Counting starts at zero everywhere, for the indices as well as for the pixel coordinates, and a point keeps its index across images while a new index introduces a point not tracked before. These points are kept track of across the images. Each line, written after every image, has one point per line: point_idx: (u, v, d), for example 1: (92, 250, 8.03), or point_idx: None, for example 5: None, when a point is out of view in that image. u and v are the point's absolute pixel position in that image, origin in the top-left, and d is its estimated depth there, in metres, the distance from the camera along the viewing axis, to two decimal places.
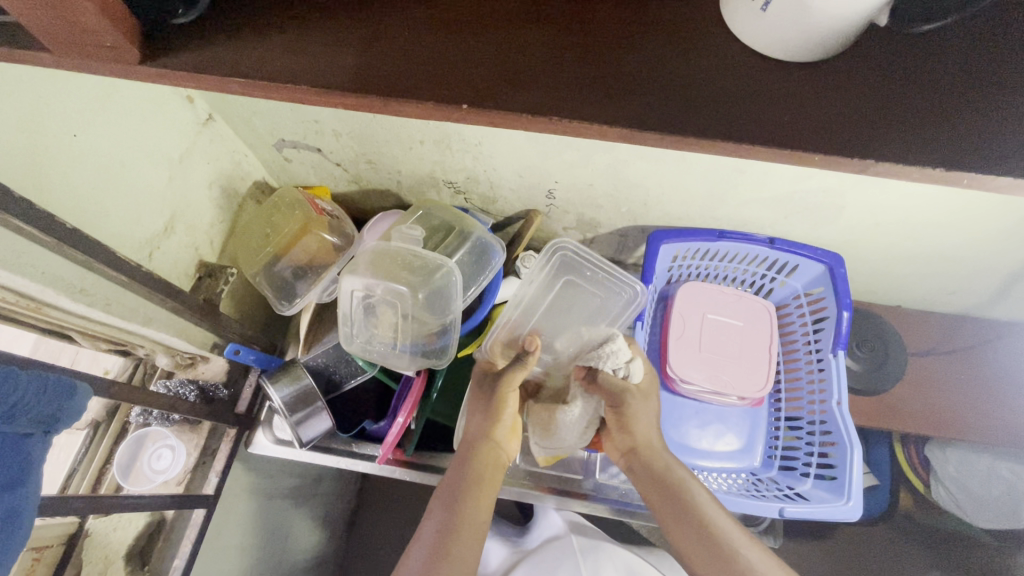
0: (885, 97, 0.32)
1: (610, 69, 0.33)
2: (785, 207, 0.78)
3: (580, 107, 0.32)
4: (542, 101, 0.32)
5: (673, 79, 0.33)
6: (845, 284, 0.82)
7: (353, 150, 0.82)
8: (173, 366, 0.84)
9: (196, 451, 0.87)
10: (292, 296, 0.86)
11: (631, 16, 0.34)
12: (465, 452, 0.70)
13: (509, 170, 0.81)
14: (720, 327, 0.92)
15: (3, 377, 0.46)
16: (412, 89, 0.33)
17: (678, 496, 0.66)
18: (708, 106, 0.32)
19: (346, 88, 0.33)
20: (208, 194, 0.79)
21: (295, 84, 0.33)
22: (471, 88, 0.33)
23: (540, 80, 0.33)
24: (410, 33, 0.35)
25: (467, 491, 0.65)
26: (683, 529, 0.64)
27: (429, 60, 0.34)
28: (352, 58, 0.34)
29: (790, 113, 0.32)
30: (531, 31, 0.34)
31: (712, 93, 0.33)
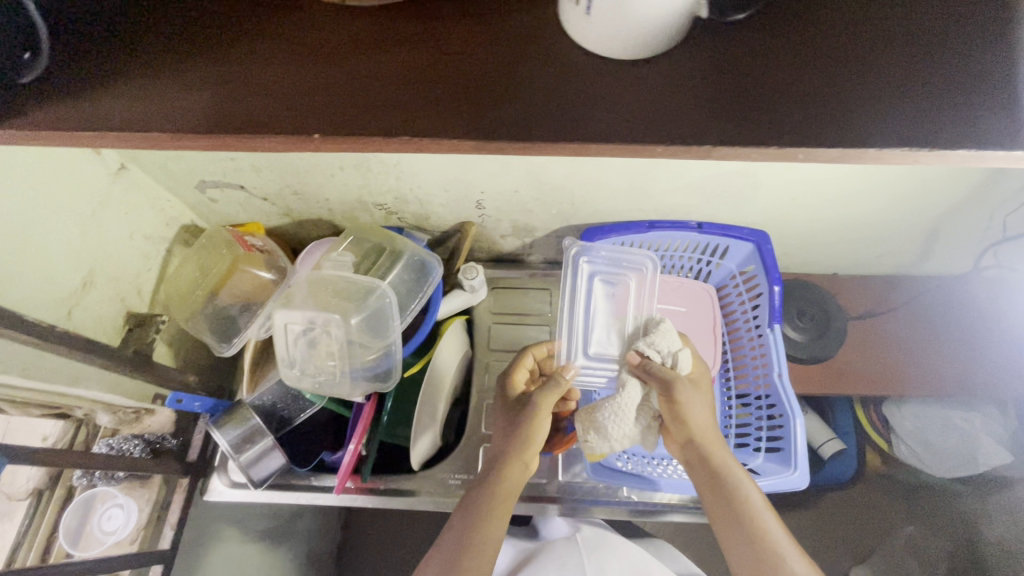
0: (713, 88, 0.35)
1: (460, 83, 0.34)
2: (704, 192, 0.81)
3: (416, 119, 0.33)
4: (388, 122, 0.33)
5: (515, 86, 0.34)
6: (772, 259, 0.84)
7: (275, 183, 0.82)
8: (117, 423, 0.82)
9: (149, 505, 0.84)
10: (231, 336, 0.84)
11: (461, 29, 0.36)
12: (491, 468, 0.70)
13: (434, 185, 0.82)
14: (665, 316, 0.94)
15: None
16: (252, 123, 0.33)
17: (724, 482, 0.67)
18: (551, 101, 0.34)
19: (188, 129, 0.33)
20: (130, 245, 0.78)
21: (143, 129, 0.34)
22: (314, 112, 0.34)
23: (376, 100, 0.34)
24: (243, 65, 0.35)
25: (488, 510, 0.66)
26: (716, 511, 0.67)
27: (263, 90, 0.34)
28: (202, 94, 0.35)
29: (620, 106, 0.34)
30: (369, 58, 0.35)
31: (551, 93, 0.34)
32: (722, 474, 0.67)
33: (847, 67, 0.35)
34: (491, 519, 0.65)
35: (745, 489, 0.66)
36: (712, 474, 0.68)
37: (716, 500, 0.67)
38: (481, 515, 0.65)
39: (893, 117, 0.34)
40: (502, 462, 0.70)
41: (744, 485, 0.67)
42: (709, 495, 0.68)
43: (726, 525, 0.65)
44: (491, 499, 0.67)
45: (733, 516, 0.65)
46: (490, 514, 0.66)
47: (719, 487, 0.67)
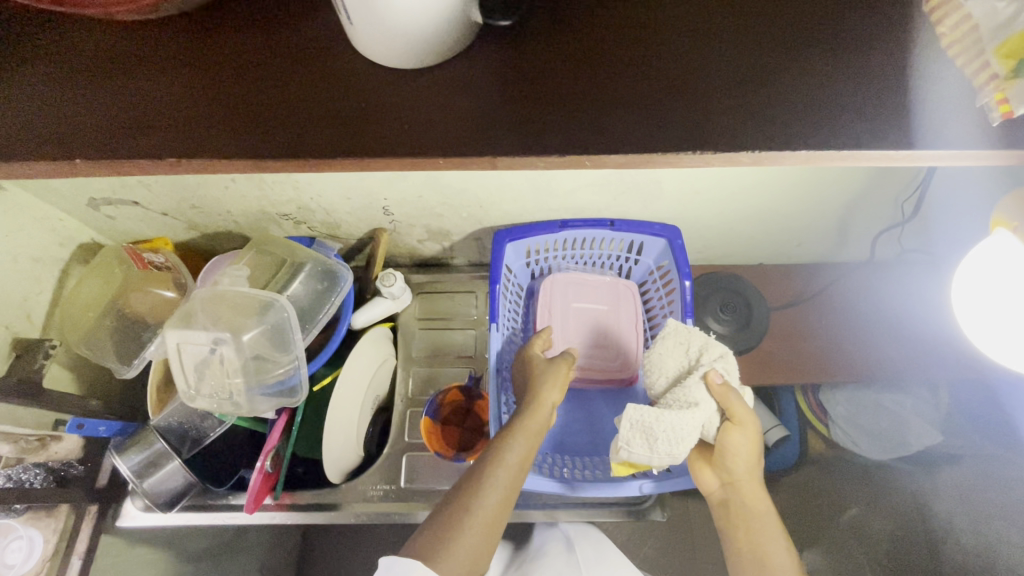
0: None
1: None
2: (608, 189, 0.80)
3: (186, 135, 0.47)
4: (169, 150, 0.46)
5: (252, 105, 0.47)
6: (682, 254, 0.84)
7: (169, 197, 0.80)
8: (18, 452, 0.79)
9: (56, 535, 0.81)
10: (133, 357, 0.81)
11: (212, 60, 0.49)
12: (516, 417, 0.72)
13: (335, 194, 0.80)
14: (586, 315, 0.94)
15: None
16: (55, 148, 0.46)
17: (746, 517, 0.70)
18: (289, 126, 0.47)
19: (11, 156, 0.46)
20: (14, 268, 0.75)
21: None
22: (105, 141, 0.47)
23: (158, 128, 0.47)
24: (57, 98, 0.48)
25: (511, 449, 0.67)
26: (737, 543, 0.70)
27: (73, 117, 0.47)
28: (16, 123, 0.47)
29: (338, 129, 0.46)
30: (154, 77, 0.49)
31: (282, 118, 0.47)
32: (744, 511, 0.70)
33: (557, 82, 0.47)
34: (514, 461, 0.66)
35: (767, 527, 0.69)
36: (739, 509, 0.71)
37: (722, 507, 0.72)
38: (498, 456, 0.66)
39: (598, 137, 0.45)
40: (528, 410, 0.72)
41: (766, 520, 0.70)
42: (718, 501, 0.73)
43: (739, 552, 0.70)
44: (516, 445, 0.68)
45: (747, 549, 0.69)
46: (513, 455, 0.66)
47: (738, 522, 0.70)
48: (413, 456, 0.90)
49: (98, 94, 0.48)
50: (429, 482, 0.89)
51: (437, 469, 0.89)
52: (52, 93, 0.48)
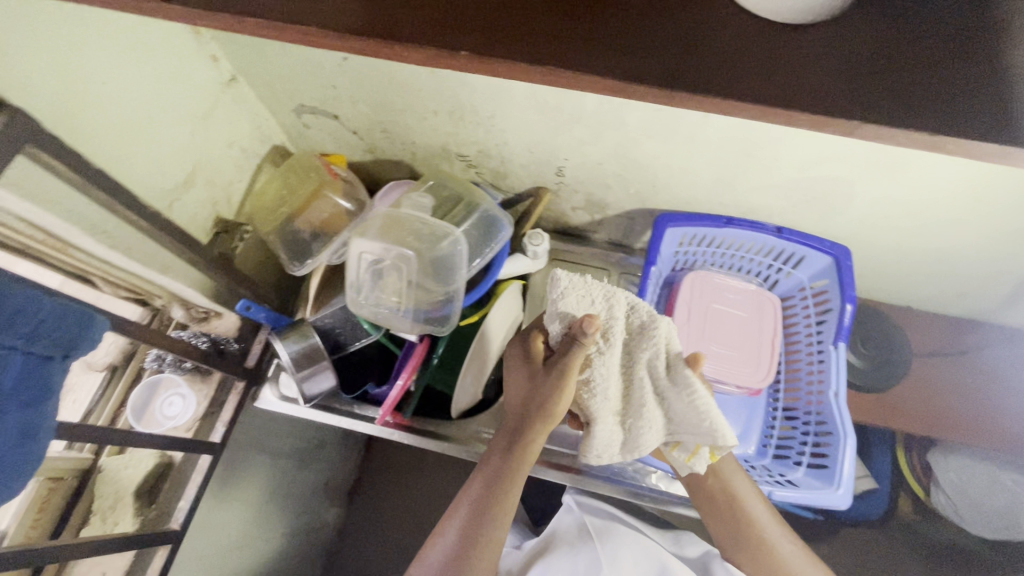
0: (864, 59, 0.33)
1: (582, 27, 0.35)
2: (793, 194, 0.78)
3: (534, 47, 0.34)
4: (529, 53, 0.34)
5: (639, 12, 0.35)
6: (850, 276, 0.82)
7: (368, 117, 0.84)
8: (187, 319, 0.90)
9: (206, 401, 0.90)
10: (304, 258, 0.89)
11: None
12: (505, 457, 0.66)
13: (520, 144, 0.82)
14: (726, 318, 0.93)
15: (28, 300, 0.48)
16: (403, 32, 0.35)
17: (738, 513, 0.74)
18: (695, 61, 0.34)
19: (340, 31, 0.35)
20: (228, 153, 0.82)
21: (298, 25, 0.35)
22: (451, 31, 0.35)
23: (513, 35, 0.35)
24: None
25: (501, 509, 0.65)
26: (724, 535, 0.75)
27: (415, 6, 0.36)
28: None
29: (744, 66, 0.34)
30: None
31: (695, 44, 0.34)
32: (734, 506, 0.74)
33: None
34: (503, 511, 0.65)
35: (766, 523, 0.73)
36: (733, 514, 0.74)
37: (716, 519, 0.75)
38: (486, 514, 0.65)
39: None
40: (517, 449, 0.66)
41: (757, 512, 0.74)
42: (712, 519, 0.75)
43: (725, 532, 0.75)
44: (498, 499, 0.65)
45: (746, 540, 0.73)
46: (497, 516, 0.65)
47: (731, 516, 0.74)
48: None
49: None
50: None
51: None
52: None
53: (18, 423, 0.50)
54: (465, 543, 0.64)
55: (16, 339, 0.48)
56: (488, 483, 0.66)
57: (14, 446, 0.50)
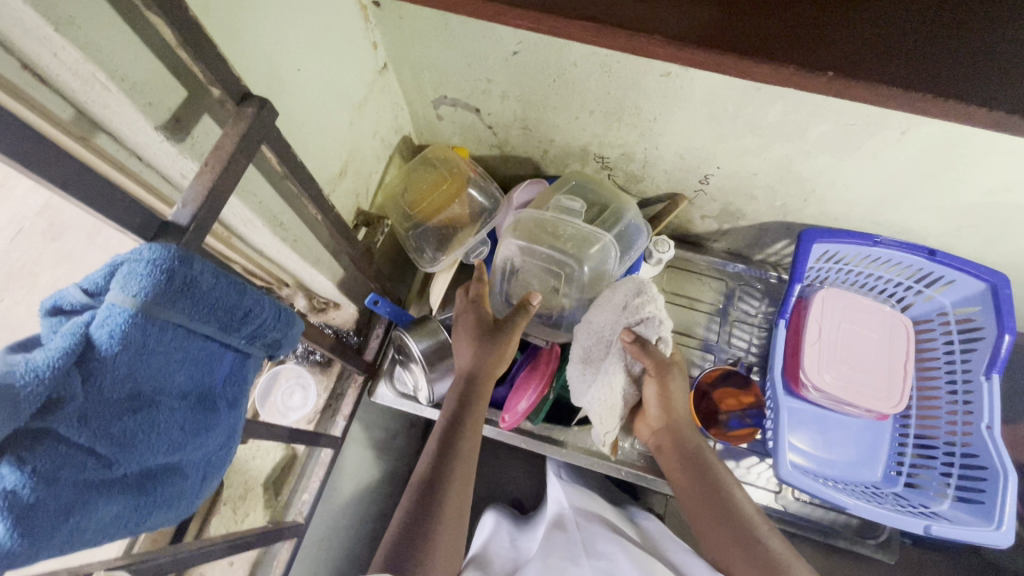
0: None
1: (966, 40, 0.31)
2: (963, 218, 0.75)
3: (888, 66, 0.31)
4: (876, 71, 0.32)
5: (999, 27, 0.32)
6: (1009, 305, 0.78)
7: (512, 113, 0.82)
8: (309, 309, 0.89)
9: (325, 393, 0.89)
10: (438, 254, 0.87)
11: None
12: (455, 409, 0.70)
13: (672, 150, 0.79)
14: (858, 339, 0.90)
15: (255, 300, 0.45)
16: (749, 45, 0.32)
17: (711, 478, 0.67)
18: None
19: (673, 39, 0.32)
20: (370, 143, 0.80)
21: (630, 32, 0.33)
22: (795, 44, 0.32)
23: (864, 59, 0.32)
24: None
25: (450, 473, 0.64)
26: (709, 507, 0.65)
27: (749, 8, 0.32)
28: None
29: None
30: None
31: None
32: (708, 468, 0.67)
33: None
34: (447, 502, 0.62)
35: (736, 494, 0.66)
36: (712, 476, 0.67)
37: (676, 461, 0.69)
38: (449, 470, 0.64)
39: None
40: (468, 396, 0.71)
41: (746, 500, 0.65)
42: (676, 468, 0.69)
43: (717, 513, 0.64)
44: (453, 458, 0.65)
45: (722, 508, 0.64)
46: (452, 474, 0.64)
47: (699, 475, 0.67)
48: None
49: None
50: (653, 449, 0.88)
51: None
52: None
53: (226, 425, 0.49)
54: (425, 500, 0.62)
55: (239, 340, 0.46)
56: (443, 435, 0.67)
57: (220, 446, 0.49)
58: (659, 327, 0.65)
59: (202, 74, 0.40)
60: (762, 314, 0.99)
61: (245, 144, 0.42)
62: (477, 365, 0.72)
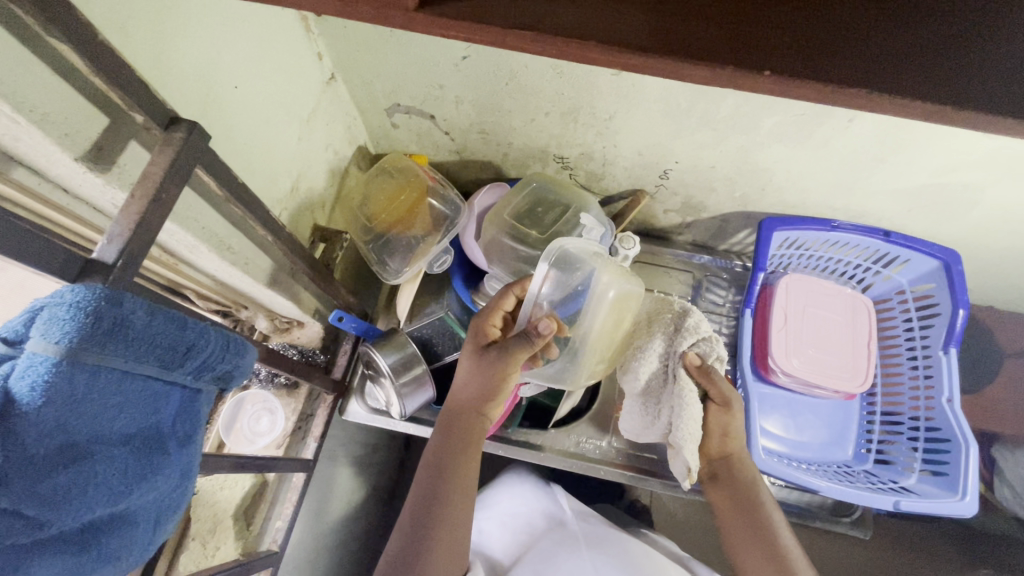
0: None
1: (893, 38, 0.32)
2: (915, 199, 0.77)
3: (822, 66, 0.31)
4: (812, 68, 0.31)
5: (934, 24, 0.32)
6: (961, 281, 0.81)
7: (468, 118, 0.80)
8: (271, 330, 0.86)
9: (294, 415, 0.86)
10: (399, 266, 0.84)
11: None
12: (445, 440, 0.69)
13: (631, 147, 0.79)
14: (822, 322, 0.91)
15: (198, 332, 0.43)
16: (691, 47, 0.31)
17: (756, 511, 0.69)
18: (1006, 80, 0.31)
19: (616, 44, 0.31)
20: (323, 156, 0.77)
21: (571, 38, 0.31)
22: (731, 47, 0.31)
23: (796, 59, 0.31)
24: None
25: (446, 495, 0.65)
26: (748, 536, 0.68)
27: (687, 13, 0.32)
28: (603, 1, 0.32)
29: None
30: None
31: (1003, 63, 0.31)
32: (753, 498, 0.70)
33: None
34: (449, 511, 0.65)
35: (778, 526, 0.68)
36: (751, 506, 0.69)
37: (727, 494, 0.71)
38: (441, 505, 0.65)
39: None
40: (459, 426, 0.70)
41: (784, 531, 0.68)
42: (727, 501, 0.71)
43: (750, 540, 0.68)
44: (444, 492, 0.66)
45: (761, 538, 0.67)
46: (445, 509, 0.65)
47: (745, 506, 0.69)
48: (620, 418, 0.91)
49: None
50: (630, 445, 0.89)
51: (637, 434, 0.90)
52: None
53: (179, 462, 0.46)
54: (417, 534, 0.63)
55: (184, 376, 0.44)
56: (435, 469, 0.67)
57: (175, 486, 0.46)
58: (713, 346, 0.72)
59: (122, 101, 0.37)
60: (729, 304, 1.00)
61: (174, 172, 0.40)
62: (472, 379, 0.70)
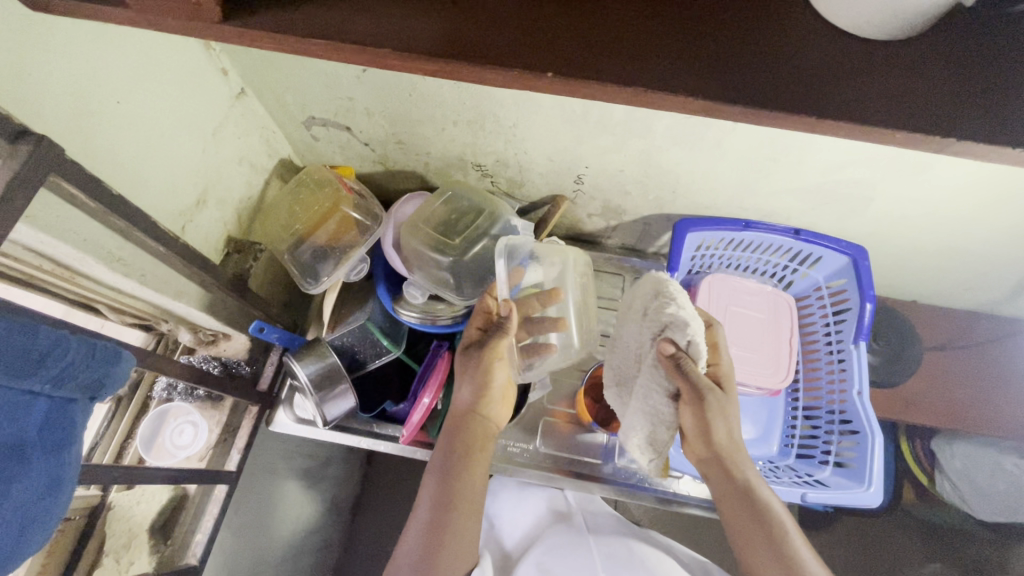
0: (950, 76, 0.33)
1: (685, 37, 0.33)
2: (815, 197, 0.79)
3: (606, 62, 0.33)
4: (598, 66, 0.32)
5: (718, 25, 0.34)
6: (868, 276, 0.83)
7: (382, 129, 0.82)
8: (195, 342, 0.85)
9: (219, 427, 0.86)
10: (317, 275, 0.84)
11: None
12: (452, 448, 0.72)
13: (541, 153, 0.81)
14: (743, 320, 0.93)
15: (56, 340, 0.45)
16: (484, 52, 0.33)
17: (753, 499, 0.66)
18: (781, 74, 0.33)
19: (416, 52, 0.33)
20: (237, 169, 0.79)
21: (373, 47, 0.33)
22: (521, 49, 0.33)
23: (582, 58, 0.33)
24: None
25: (461, 484, 0.69)
26: (747, 529, 0.64)
27: (483, 21, 0.34)
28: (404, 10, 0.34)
29: (816, 75, 0.33)
30: None
31: (777, 60, 0.33)
32: (747, 485, 0.67)
33: None
34: (462, 498, 0.68)
35: (778, 513, 0.64)
36: (743, 494, 0.66)
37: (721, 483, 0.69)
38: (451, 510, 0.66)
39: None
40: (463, 435, 0.74)
41: (783, 516, 0.64)
42: (725, 493, 0.68)
43: (752, 536, 0.64)
44: (459, 482, 0.69)
45: (761, 532, 0.63)
46: (454, 513, 0.66)
47: (743, 494, 0.66)
48: (548, 420, 0.92)
49: None
50: (558, 448, 0.90)
51: (566, 437, 0.91)
52: None
53: (45, 473, 0.46)
54: (432, 536, 0.64)
55: (43, 385, 0.44)
56: (443, 474, 0.70)
57: (42, 497, 0.46)
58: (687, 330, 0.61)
59: None
60: None
61: (19, 184, 0.41)
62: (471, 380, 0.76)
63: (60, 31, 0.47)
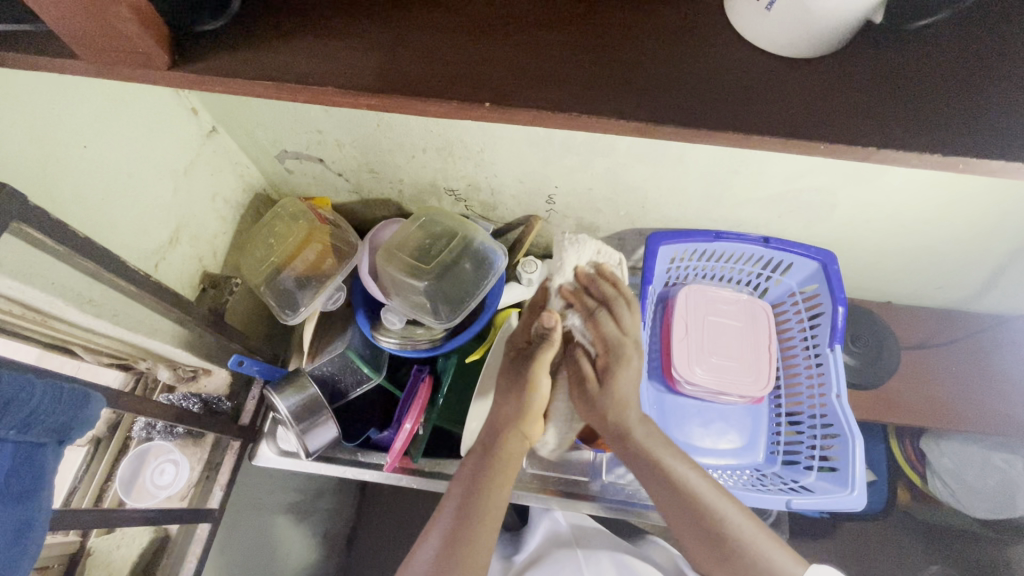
0: (867, 90, 0.35)
1: (614, 64, 0.35)
2: (778, 207, 0.81)
3: (543, 89, 0.34)
4: (536, 92, 0.34)
5: (649, 51, 0.36)
6: (838, 280, 0.84)
7: (355, 159, 0.83)
8: (175, 379, 0.84)
9: (201, 464, 0.86)
10: (296, 306, 0.84)
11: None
12: (482, 463, 0.65)
13: (511, 176, 0.83)
14: (722, 329, 0.93)
15: (18, 387, 0.45)
16: (430, 90, 0.34)
17: (691, 507, 0.65)
18: (709, 95, 0.34)
19: (369, 91, 0.34)
20: (211, 205, 0.80)
21: (322, 86, 0.34)
22: (460, 84, 0.34)
23: (521, 86, 0.34)
24: (425, 35, 0.36)
25: (485, 502, 0.62)
26: (687, 533, 0.66)
27: (423, 60, 0.35)
28: (348, 51, 0.36)
29: (739, 95, 0.34)
30: (532, 8, 0.37)
31: (705, 81, 0.35)
32: (677, 489, 0.66)
33: None
34: (488, 516, 0.61)
35: (717, 503, 0.66)
36: (683, 505, 0.66)
37: (668, 494, 0.67)
38: (474, 521, 0.60)
39: None
40: (494, 449, 0.67)
41: (730, 512, 0.65)
42: (673, 510, 0.66)
43: (700, 542, 0.65)
44: (483, 491, 0.62)
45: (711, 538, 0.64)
46: (478, 525, 0.60)
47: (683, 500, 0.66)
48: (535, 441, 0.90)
49: (438, 23, 0.37)
50: (544, 467, 0.88)
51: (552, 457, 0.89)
52: (379, 21, 0.37)
53: (13, 520, 0.45)
54: (448, 547, 0.58)
55: (8, 432, 0.44)
56: (468, 489, 0.63)
57: (8, 546, 0.45)
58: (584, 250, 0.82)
59: None
60: None
61: None
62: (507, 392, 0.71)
63: (19, 83, 0.49)
